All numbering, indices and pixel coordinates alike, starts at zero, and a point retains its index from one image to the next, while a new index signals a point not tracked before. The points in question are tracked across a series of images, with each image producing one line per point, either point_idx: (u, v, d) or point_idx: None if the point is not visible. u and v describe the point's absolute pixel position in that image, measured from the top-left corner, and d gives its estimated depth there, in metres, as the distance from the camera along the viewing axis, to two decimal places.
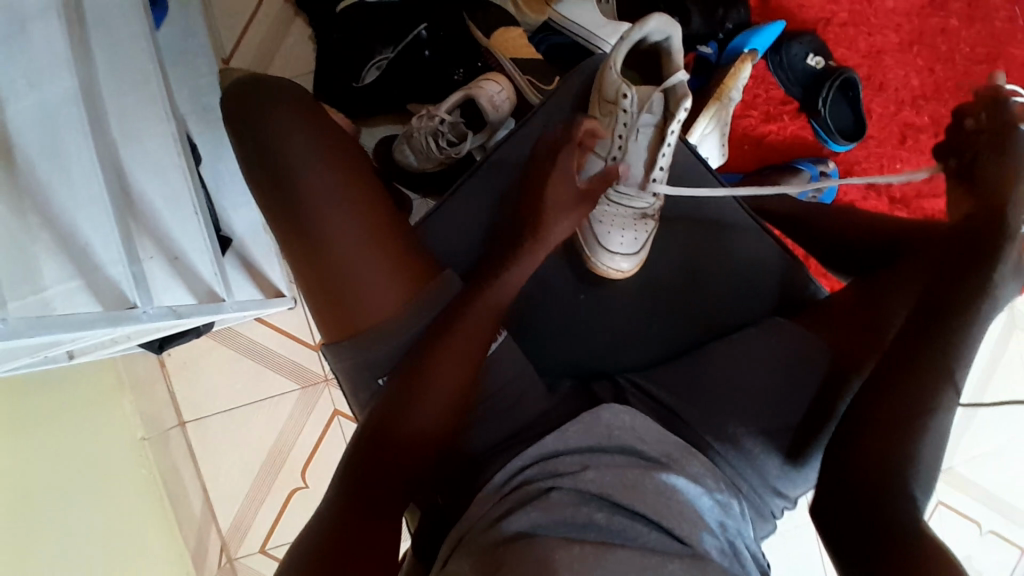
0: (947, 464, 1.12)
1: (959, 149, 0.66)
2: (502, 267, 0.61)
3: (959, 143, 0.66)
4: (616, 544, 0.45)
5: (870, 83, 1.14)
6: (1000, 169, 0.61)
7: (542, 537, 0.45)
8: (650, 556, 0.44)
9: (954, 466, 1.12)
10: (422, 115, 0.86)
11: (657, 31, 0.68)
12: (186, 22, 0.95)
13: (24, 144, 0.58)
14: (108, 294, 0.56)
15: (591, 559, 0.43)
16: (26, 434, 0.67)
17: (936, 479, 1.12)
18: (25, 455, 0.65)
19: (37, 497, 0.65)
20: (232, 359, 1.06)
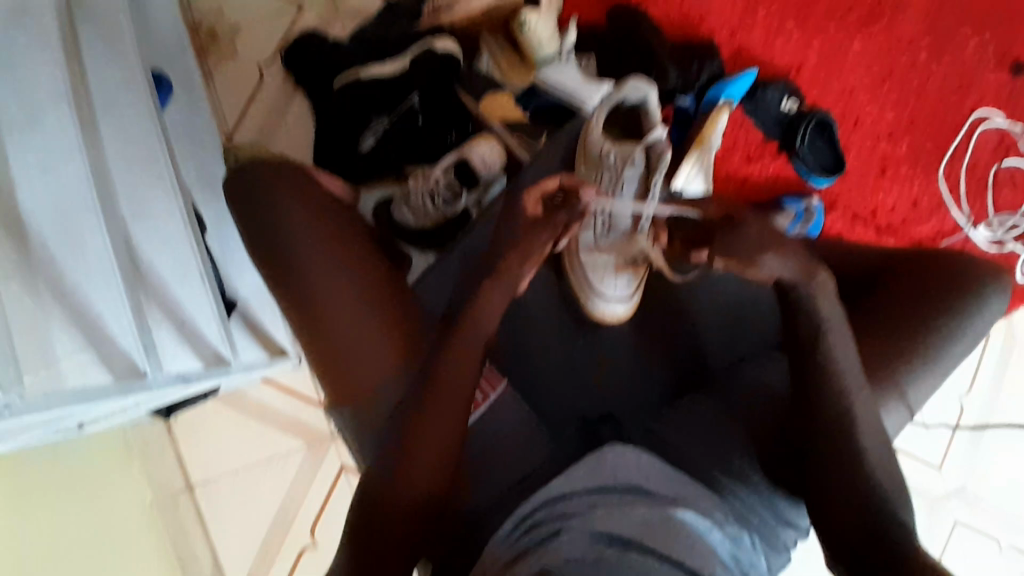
0: (964, 486, 1.10)
1: None
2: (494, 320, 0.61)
3: None
4: None
5: (846, 119, 1.19)
6: None
7: None
8: None
9: (970, 488, 1.10)
10: (420, 177, 0.92)
11: (633, 92, 0.75)
12: (192, 102, 1.01)
13: (37, 225, 0.60)
14: (119, 364, 0.60)
15: None
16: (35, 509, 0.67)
17: (953, 502, 1.09)
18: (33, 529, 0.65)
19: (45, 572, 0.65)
20: (237, 421, 1.06)
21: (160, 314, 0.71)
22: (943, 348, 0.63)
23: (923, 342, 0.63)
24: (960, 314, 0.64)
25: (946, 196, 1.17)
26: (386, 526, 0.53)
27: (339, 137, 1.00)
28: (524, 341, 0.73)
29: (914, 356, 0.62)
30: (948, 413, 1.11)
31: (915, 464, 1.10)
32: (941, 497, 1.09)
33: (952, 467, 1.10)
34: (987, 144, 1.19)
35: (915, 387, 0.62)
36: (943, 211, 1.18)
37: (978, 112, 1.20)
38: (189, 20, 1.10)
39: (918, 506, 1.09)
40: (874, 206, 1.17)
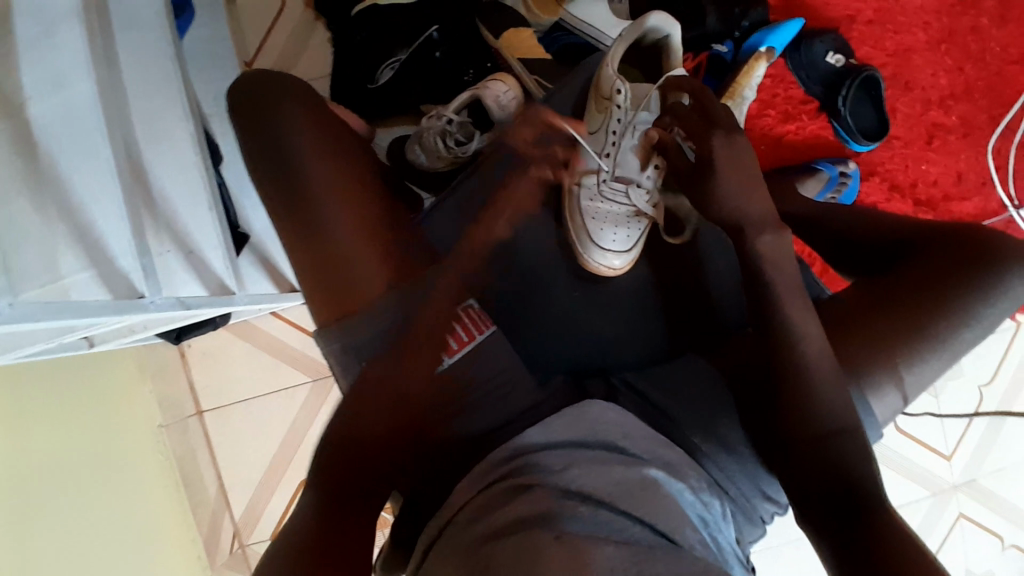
0: (972, 480, 1.07)
1: None
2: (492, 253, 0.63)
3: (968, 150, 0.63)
4: (604, 537, 0.44)
5: (897, 82, 1.10)
6: None
7: (533, 528, 0.44)
8: (635, 548, 0.43)
9: (980, 482, 1.07)
10: (431, 115, 0.87)
11: (657, 28, 0.68)
12: (212, 25, 0.99)
13: (46, 138, 0.60)
14: (118, 284, 0.60)
15: (579, 551, 0.42)
16: (43, 415, 0.70)
17: (960, 495, 1.07)
18: (45, 436, 0.69)
19: (53, 476, 0.69)
20: (248, 351, 1.09)
21: (167, 238, 0.73)
22: (958, 331, 0.59)
23: (936, 321, 0.59)
24: (977, 298, 0.59)
25: (993, 173, 1.09)
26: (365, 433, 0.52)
27: (355, 69, 0.97)
28: (520, 290, 0.72)
29: (923, 334, 0.59)
30: (966, 404, 1.07)
31: (924, 451, 1.07)
32: (947, 488, 1.06)
33: (963, 459, 1.07)
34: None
35: (923, 369, 0.59)
36: (988, 189, 1.10)
37: None
38: None
39: (924, 496, 1.06)
40: (915, 178, 1.10)
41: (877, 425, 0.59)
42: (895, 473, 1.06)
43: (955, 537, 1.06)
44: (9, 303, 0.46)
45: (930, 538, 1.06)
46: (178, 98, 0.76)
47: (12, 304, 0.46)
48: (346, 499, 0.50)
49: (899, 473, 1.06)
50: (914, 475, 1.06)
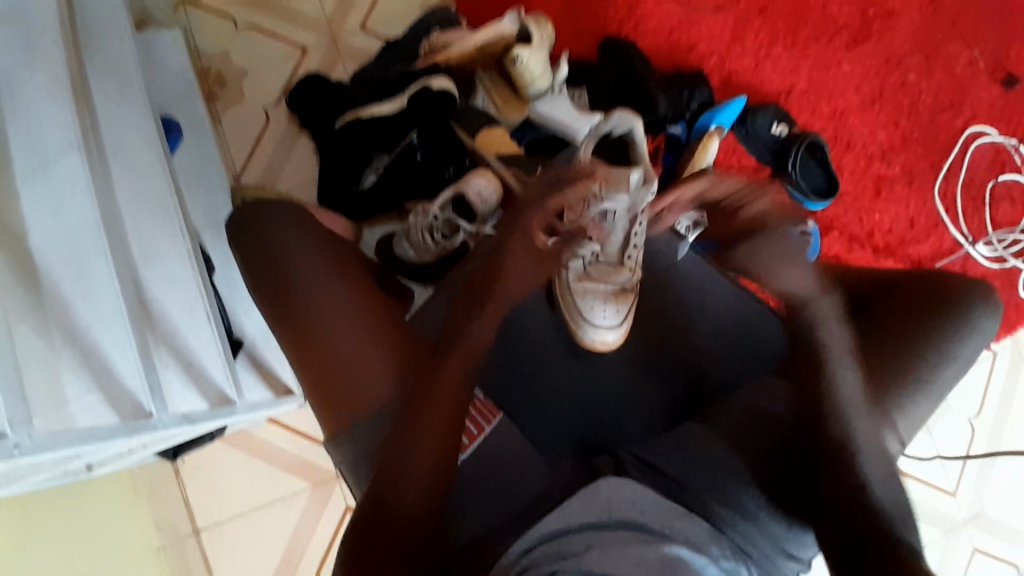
0: (979, 512, 1.08)
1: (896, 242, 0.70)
2: (474, 315, 0.67)
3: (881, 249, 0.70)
4: None
5: (838, 142, 1.21)
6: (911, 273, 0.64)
7: None
8: None
9: (987, 512, 1.08)
10: (417, 212, 0.93)
11: (619, 124, 0.78)
12: (200, 145, 1.05)
13: (48, 267, 0.62)
14: (124, 407, 0.61)
15: None
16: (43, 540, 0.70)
17: (970, 529, 1.07)
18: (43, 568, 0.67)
19: None
20: (245, 458, 1.07)
21: (167, 352, 0.74)
22: (939, 372, 0.63)
23: (916, 364, 0.63)
24: (950, 335, 0.64)
25: (942, 215, 1.19)
26: (388, 511, 0.55)
27: (341, 175, 1.03)
28: (519, 371, 0.74)
29: (908, 378, 0.62)
30: (959, 437, 1.09)
31: (928, 488, 1.08)
32: (956, 523, 1.07)
33: (966, 492, 1.08)
34: (981, 160, 1.21)
35: (915, 409, 0.62)
36: (940, 230, 1.19)
37: (969, 130, 1.21)
38: (198, 69, 1.15)
39: (934, 533, 1.06)
40: (870, 228, 1.18)
41: None
42: None
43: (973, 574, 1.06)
44: None
45: None
46: (174, 218, 0.81)
47: None
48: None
49: None
50: (920, 514, 1.07)
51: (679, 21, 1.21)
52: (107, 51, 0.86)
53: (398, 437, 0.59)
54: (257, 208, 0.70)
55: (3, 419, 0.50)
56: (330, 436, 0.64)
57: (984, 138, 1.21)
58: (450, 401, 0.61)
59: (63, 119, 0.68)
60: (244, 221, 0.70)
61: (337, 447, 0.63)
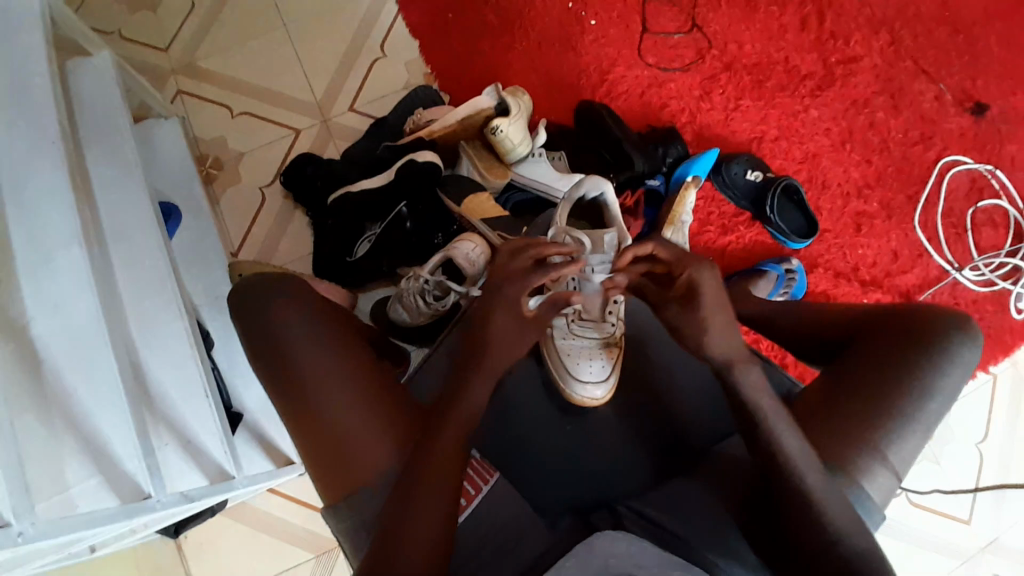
0: (994, 538, 1.05)
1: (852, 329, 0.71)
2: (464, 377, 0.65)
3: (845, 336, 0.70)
4: None
5: (813, 183, 1.26)
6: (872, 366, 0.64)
7: None
8: None
9: (1005, 541, 1.05)
10: (408, 278, 0.96)
11: (591, 189, 0.81)
12: (200, 226, 1.09)
13: (53, 356, 0.64)
14: (124, 488, 0.61)
15: None
16: None
17: (988, 555, 1.05)
18: None
19: None
20: (249, 535, 1.04)
21: (166, 431, 0.74)
22: (924, 404, 0.63)
23: (901, 398, 0.63)
24: (936, 365, 0.64)
25: (925, 245, 1.22)
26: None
27: (335, 246, 1.07)
28: (516, 427, 0.75)
29: (892, 410, 0.63)
30: (967, 464, 1.07)
31: (943, 520, 1.05)
32: (973, 552, 1.05)
33: (980, 518, 1.06)
34: (958, 190, 1.25)
35: (904, 442, 0.62)
36: (925, 259, 1.21)
37: (946, 159, 1.26)
38: (197, 156, 1.21)
39: (954, 566, 1.04)
40: (855, 263, 1.21)
41: (877, 510, 0.61)
42: (919, 548, 1.04)
43: None
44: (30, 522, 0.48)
45: None
46: (172, 298, 0.83)
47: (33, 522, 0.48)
48: None
49: (923, 546, 1.05)
50: (937, 547, 1.05)
51: (649, 82, 1.28)
52: (111, 147, 0.92)
53: (395, 505, 0.58)
54: (250, 286, 0.72)
55: (6, 507, 0.48)
56: (327, 509, 0.64)
57: (960, 165, 1.26)
58: (447, 468, 0.60)
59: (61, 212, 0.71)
60: (242, 297, 0.72)
61: (336, 515, 0.63)
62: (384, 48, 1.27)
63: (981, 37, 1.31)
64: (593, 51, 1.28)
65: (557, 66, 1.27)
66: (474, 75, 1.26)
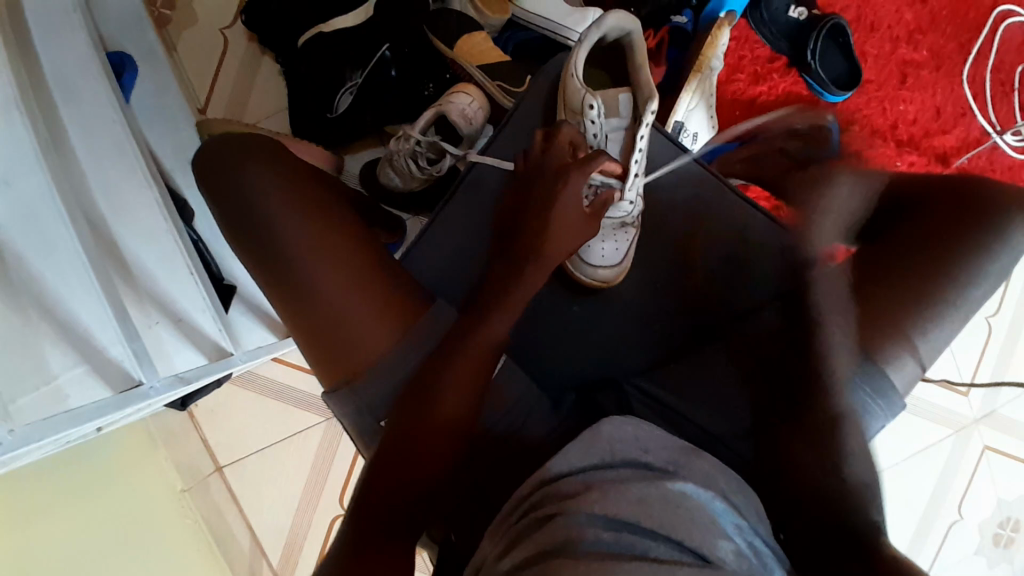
0: (991, 411, 1.07)
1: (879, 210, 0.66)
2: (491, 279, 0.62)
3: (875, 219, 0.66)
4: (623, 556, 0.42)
5: (861, 25, 1.08)
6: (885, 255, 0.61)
7: (563, 553, 0.43)
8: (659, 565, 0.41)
9: (998, 411, 1.08)
10: (398, 137, 0.85)
11: (616, 27, 0.68)
12: (157, 78, 0.95)
13: (11, 238, 0.58)
14: (112, 376, 0.58)
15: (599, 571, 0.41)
16: (75, 501, 0.72)
17: (981, 427, 1.07)
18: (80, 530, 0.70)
19: (92, 566, 0.69)
20: (258, 400, 1.07)
21: (155, 310, 0.70)
22: (966, 293, 0.59)
23: (940, 288, 0.59)
24: (978, 253, 0.59)
25: (970, 102, 1.08)
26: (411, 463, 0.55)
27: (312, 101, 0.93)
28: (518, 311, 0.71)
29: (932, 296, 0.59)
30: (976, 337, 1.08)
31: (941, 390, 1.07)
32: (967, 422, 1.07)
33: (979, 393, 1.07)
34: (1011, 42, 1.09)
35: (941, 329, 0.59)
36: (968, 119, 1.08)
37: (1002, 9, 1.09)
38: None
39: (944, 433, 1.07)
40: (893, 120, 1.08)
41: (900, 399, 0.58)
42: (916, 417, 1.07)
43: (980, 470, 1.07)
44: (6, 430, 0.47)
45: (956, 476, 1.06)
46: (138, 165, 0.73)
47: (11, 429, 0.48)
48: (377, 541, 0.52)
49: (917, 414, 1.07)
50: (932, 414, 1.07)
51: None
52: None
53: (410, 395, 0.57)
54: (222, 155, 0.63)
55: None
56: (327, 396, 0.61)
57: (1014, 17, 1.09)
58: (467, 364, 0.57)
59: None
60: (212, 166, 0.63)
61: (337, 402, 0.60)
62: None
63: None
64: None
65: None
66: None
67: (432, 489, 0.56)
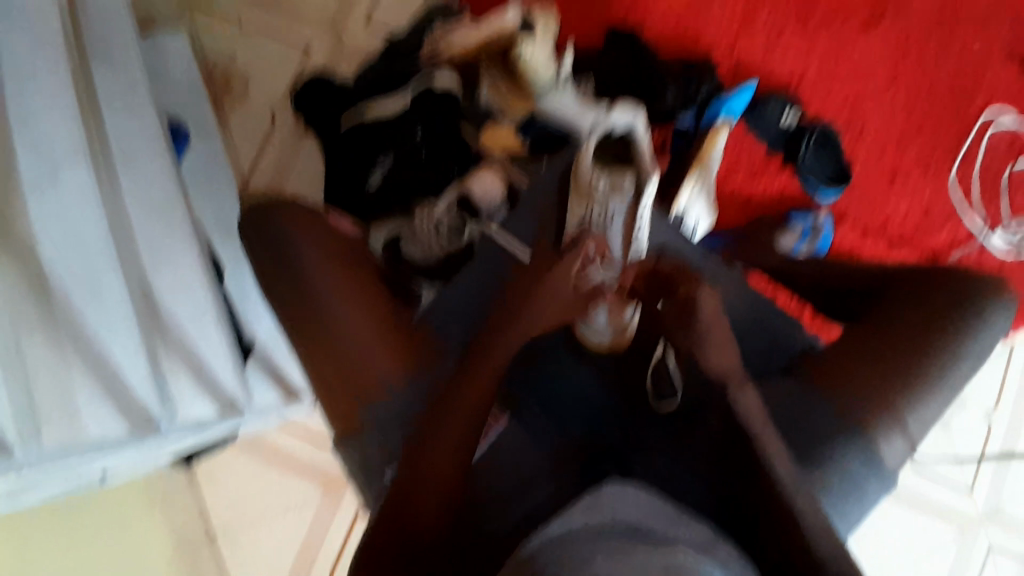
0: (1001, 510, 1.06)
1: (863, 285, 0.71)
2: (498, 337, 0.67)
3: (857, 290, 0.71)
4: None
5: (851, 130, 1.17)
6: (870, 327, 0.65)
7: None
8: None
9: (1009, 511, 1.06)
10: (424, 212, 0.96)
11: (619, 124, 0.76)
12: (207, 148, 1.05)
13: (61, 279, 0.63)
14: (134, 414, 0.62)
15: None
16: None
17: (991, 527, 1.05)
18: None
19: None
20: (258, 456, 1.08)
21: (177, 358, 0.72)
22: (950, 368, 0.62)
23: (926, 363, 0.62)
24: (960, 330, 0.63)
25: (959, 204, 1.15)
26: (411, 509, 0.57)
27: (347, 177, 1.03)
28: (524, 379, 0.75)
29: (922, 371, 0.62)
30: (980, 431, 1.08)
31: (948, 487, 1.06)
32: (977, 522, 1.05)
33: (986, 490, 1.06)
34: (999, 146, 1.16)
35: (925, 405, 0.62)
36: (958, 219, 1.15)
37: (988, 114, 1.16)
38: (205, 72, 1.16)
39: (954, 533, 1.05)
40: (884, 219, 1.16)
41: (889, 471, 0.61)
42: (924, 515, 1.06)
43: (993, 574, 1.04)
44: None
45: None
46: (179, 224, 0.79)
47: None
48: None
49: (926, 512, 1.06)
50: (938, 509, 1.06)
51: (685, 8, 1.17)
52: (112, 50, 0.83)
53: (413, 444, 0.61)
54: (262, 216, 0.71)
55: None
56: (338, 445, 0.65)
57: (1001, 123, 1.16)
58: (468, 417, 0.61)
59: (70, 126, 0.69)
60: (255, 224, 0.71)
61: (348, 449, 0.64)
62: None
63: None
64: None
65: None
66: None
67: (429, 543, 0.56)
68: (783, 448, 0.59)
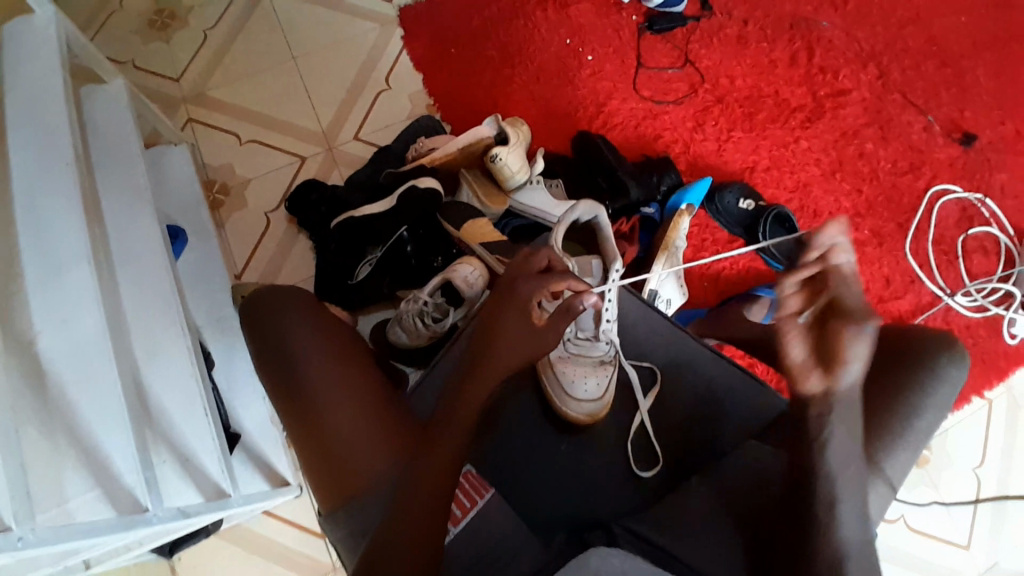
0: (996, 565, 1.11)
1: None
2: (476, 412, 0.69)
3: None
4: None
5: (805, 212, 1.28)
6: None
7: None
8: None
9: (1002, 565, 1.10)
10: (408, 300, 0.98)
11: (586, 213, 0.83)
12: (204, 248, 1.11)
13: (57, 370, 0.65)
14: (122, 502, 0.61)
15: None
16: None
17: None
18: None
19: None
20: (241, 556, 1.04)
21: (164, 449, 0.75)
22: (911, 423, 0.66)
23: (890, 418, 0.65)
24: (920, 389, 0.66)
25: (917, 271, 1.23)
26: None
27: (338, 270, 1.09)
28: (510, 454, 0.77)
29: (886, 426, 0.65)
30: (965, 482, 1.14)
31: (943, 546, 1.11)
32: None
33: (980, 544, 1.11)
34: (948, 218, 1.27)
35: (894, 462, 0.64)
36: (918, 285, 1.23)
37: (937, 187, 1.28)
38: (205, 180, 1.25)
39: None
40: None
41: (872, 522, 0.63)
42: (920, 575, 1.09)
43: None
44: (28, 529, 0.49)
45: None
46: (176, 317, 0.84)
47: (33, 529, 0.49)
48: None
49: (924, 572, 1.10)
50: (930, 570, 1.10)
51: (644, 113, 1.31)
52: (124, 173, 0.94)
53: (389, 520, 0.61)
54: (259, 300, 0.74)
55: (9, 513, 0.49)
56: (324, 518, 0.67)
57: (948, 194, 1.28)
58: (443, 489, 0.63)
59: (74, 228, 0.72)
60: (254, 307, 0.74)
61: (334, 523, 0.66)
62: (388, 79, 1.31)
63: (973, 62, 1.35)
64: (589, 85, 1.32)
65: (554, 95, 1.31)
66: (473, 104, 1.30)
67: None
68: (853, 475, 0.60)
